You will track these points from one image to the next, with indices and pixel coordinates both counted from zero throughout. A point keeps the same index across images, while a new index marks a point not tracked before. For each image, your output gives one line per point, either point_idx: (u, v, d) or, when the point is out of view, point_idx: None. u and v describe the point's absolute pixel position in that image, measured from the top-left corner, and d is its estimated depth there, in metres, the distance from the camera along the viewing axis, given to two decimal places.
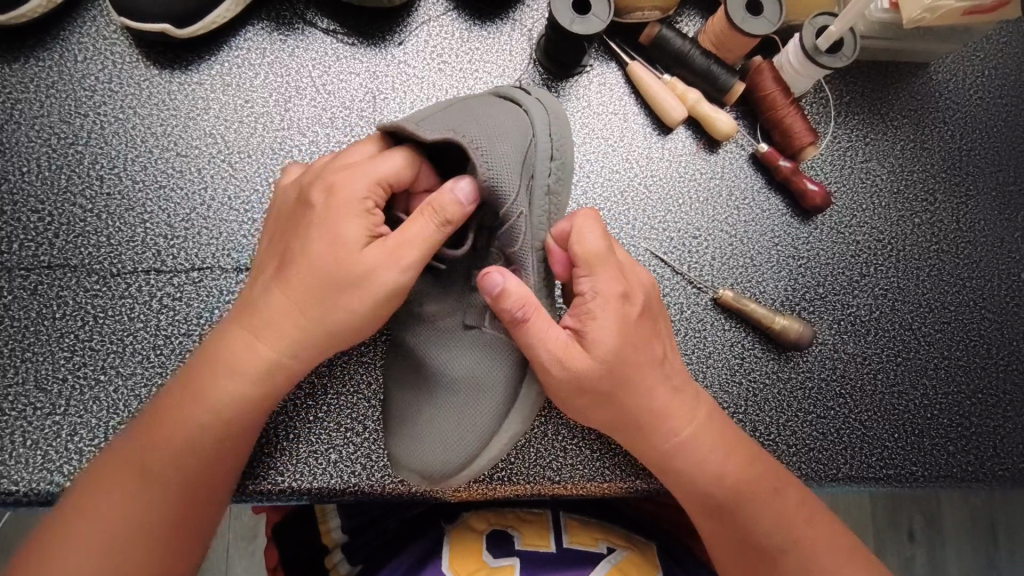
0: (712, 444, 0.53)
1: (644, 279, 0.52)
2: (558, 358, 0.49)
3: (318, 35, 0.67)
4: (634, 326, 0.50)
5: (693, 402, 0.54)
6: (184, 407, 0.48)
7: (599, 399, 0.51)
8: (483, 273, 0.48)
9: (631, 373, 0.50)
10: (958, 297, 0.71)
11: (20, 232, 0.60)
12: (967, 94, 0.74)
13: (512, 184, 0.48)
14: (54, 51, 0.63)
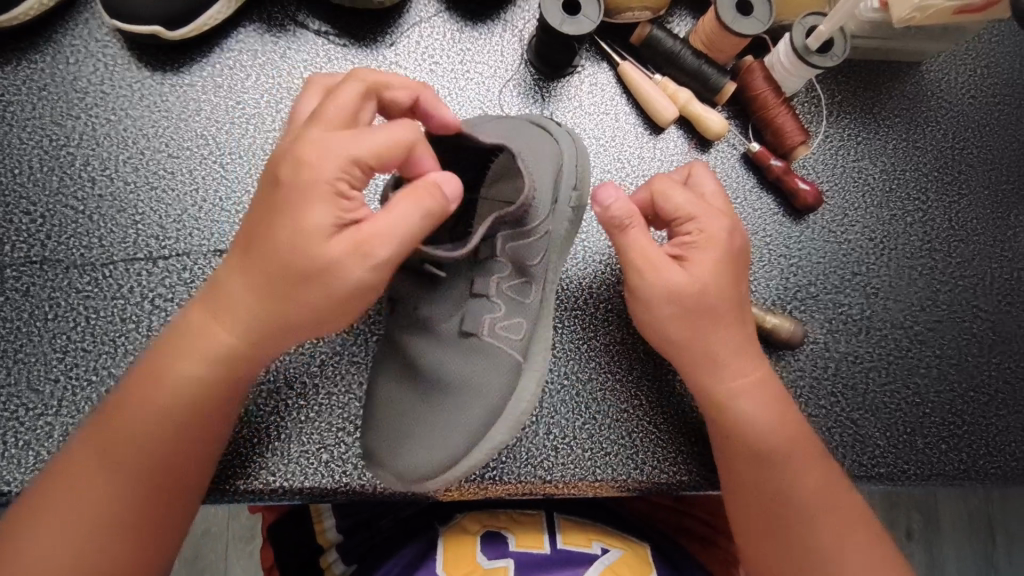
0: (775, 401, 0.55)
1: (747, 239, 0.57)
2: (653, 271, 0.52)
3: (309, 36, 0.68)
4: (731, 266, 0.54)
5: (761, 359, 0.55)
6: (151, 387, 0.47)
7: (680, 321, 0.53)
8: (601, 184, 0.53)
9: (715, 308, 0.53)
10: (950, 295, 0.71)
11: (12, 233, 0.60)
12: (959, 93, 0.74)
13: (542, 210, 0.55)
14: (47, 53, 0.64)
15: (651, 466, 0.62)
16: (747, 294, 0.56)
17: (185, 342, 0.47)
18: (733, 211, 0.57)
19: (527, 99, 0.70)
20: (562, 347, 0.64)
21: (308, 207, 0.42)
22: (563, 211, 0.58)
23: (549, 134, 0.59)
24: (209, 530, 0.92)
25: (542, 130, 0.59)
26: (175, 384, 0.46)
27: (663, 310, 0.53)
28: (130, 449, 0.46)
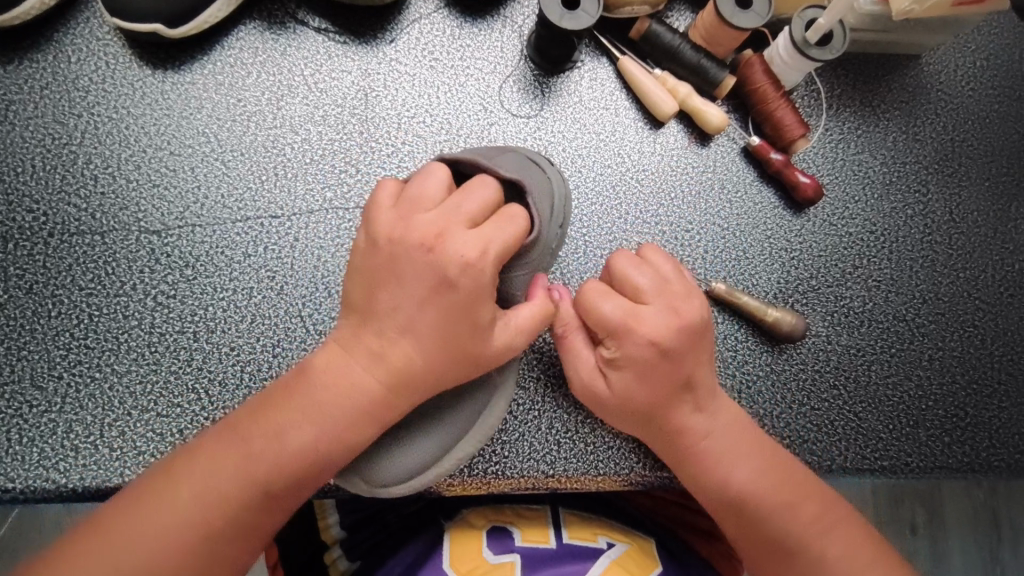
0: (740, 444, 0.56)
1: (684, 325, 0.54)
2: (581, 378, 0.56)
3: (309, 34, 0.68)
4: (656, 370, 0.54)
5: (719, 407, 0.57)
6: (292, 429, 0.47)
7: (631, 428, 0.57)
8: (531, 282, 0.56)
9: (660, 413, 0.55)
10: (952, 288, 0.71)
11: (15, 231, 0.60)
12: (959, 85, 0.74)
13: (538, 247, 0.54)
14: (48, 52, 0.64)
15: (654, 459, 0.62)
16: (694, 376, 0.55)
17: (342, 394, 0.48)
18: (665, 303, 0.55)
19: (527, 95, 0.70)
20: None
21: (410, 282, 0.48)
22: (554, 250, 0.57)
23: (543, 173, 0.57)
24: None
25: (536, 165, 0.57)
26: (332, 449, 0.48)
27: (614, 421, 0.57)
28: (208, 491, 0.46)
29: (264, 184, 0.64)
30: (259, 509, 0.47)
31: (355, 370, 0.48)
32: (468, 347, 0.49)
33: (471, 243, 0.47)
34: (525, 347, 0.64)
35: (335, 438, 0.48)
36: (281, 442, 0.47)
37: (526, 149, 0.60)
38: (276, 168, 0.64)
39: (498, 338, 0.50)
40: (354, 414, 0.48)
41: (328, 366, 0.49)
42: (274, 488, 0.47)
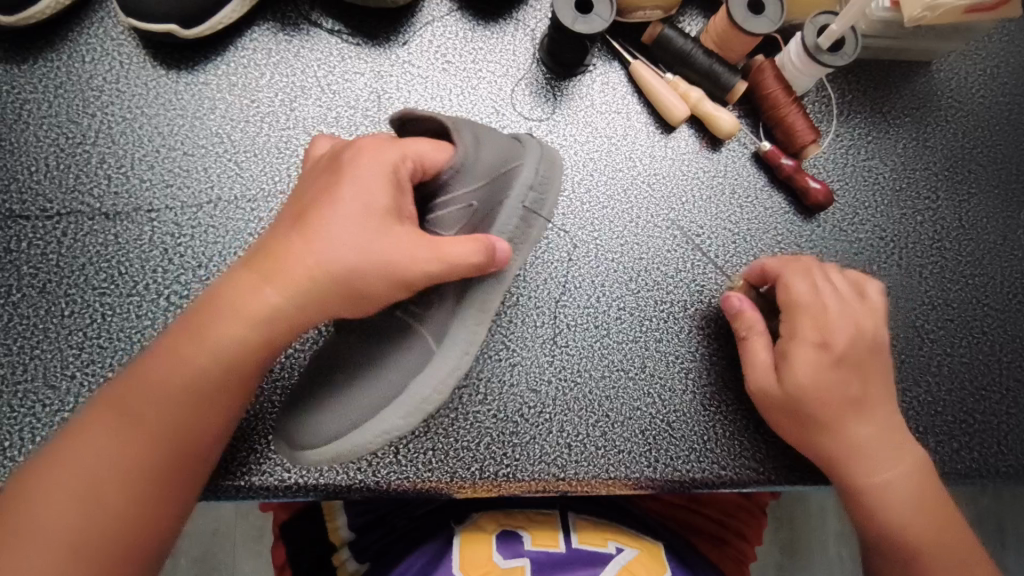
0: (911, 487, 0.58)
1: (872, 333, 0.60)
2: (766, 379, 0.59)
3: (323, 35, 0.68)
4: (842, 368, 0.58)
5: (901, 445, 0.58)
6: (191, 358, 0.48)
7: (800, 430, 0.58)
8: (727, 296, 0.63)
9: (834, 412, 0.57)
10: (961, 294, 0.71)
11: (28, 230, 0.60)
12: (969, 92, 0.75)
13: (468, 182, 0.54)
14: (63, 51, 0.64)
15: (664, 463, 0.62)
16: (867, 386, 0.59)
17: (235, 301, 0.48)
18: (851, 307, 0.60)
19: (538, 98, 0.70)
20: (576, 345, 0.64)
21: (319, 192, 0.50)
22: (513, 208, 0.57)
23: (515, 138, 0.61)
24: (220, 527, 0.95)
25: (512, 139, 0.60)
26: (234, 357, 0.48)
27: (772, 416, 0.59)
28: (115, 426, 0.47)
29: (277, 185, 0.64)
30: (168, 444, 0.48)
31: (253, 289, 0.48)
32: (383, 256, 0.48)
33: (396, 153, 0.50)
34: (536, 350, 0.64)
35: (231, 354, 0.48)
36: (180, 361, 0.48)
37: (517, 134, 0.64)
38: (289, 169, 0.64)
39: (415, 246, 0.49)
40: (252, 320, 0.48)
41: (222, 290, 0.49)
42: (181, 408, 0.48)
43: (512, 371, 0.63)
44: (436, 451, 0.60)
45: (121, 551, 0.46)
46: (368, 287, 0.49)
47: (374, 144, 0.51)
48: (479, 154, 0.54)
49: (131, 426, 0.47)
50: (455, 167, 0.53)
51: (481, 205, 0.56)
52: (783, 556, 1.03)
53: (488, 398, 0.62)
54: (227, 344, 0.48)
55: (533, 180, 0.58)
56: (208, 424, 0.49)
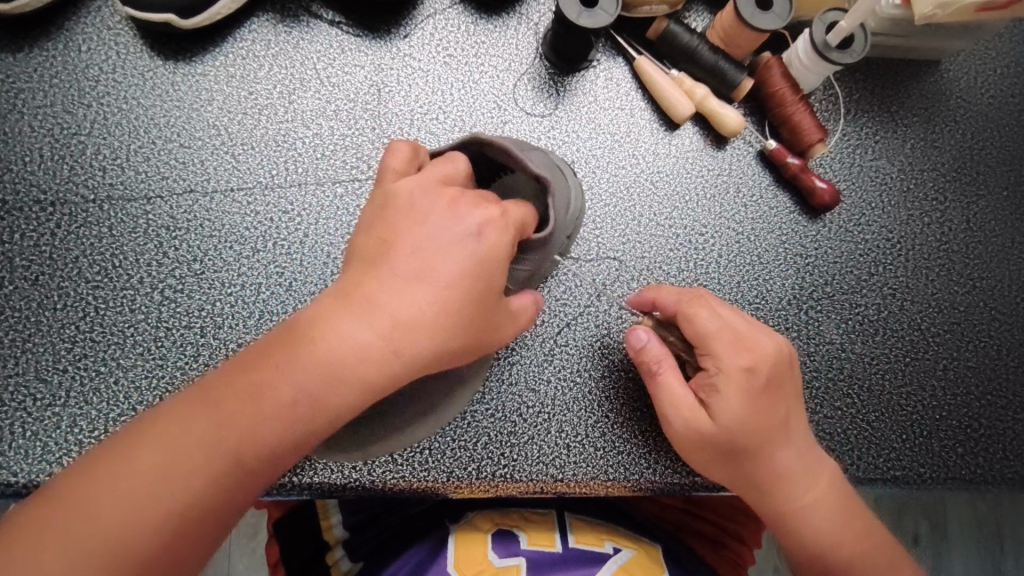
0: (831, 510, 0.57)
1: (778, 358, 0.56)
2: (684, 418, 0.55)
3: (323, 27, 0.67)
4: (760, 398, 0.55)
5: (817, 470, 0.57)
6: (277, 396, 0.43)
7: (716, 462, 0.56)
8: (631, 331, 0.58)
9: (756, 442, 0.55)
10: (968, 297, 0.70)
11: (22, 222, 0.60)
12: (979, 92, 0.73)
13: (545, 251, 0.54)
14: (58, 41, 0.63)
15: (664, 465, 0.61)
16: (786, 413, 0.56)
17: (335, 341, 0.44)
18: (766, 332, 0.57)
19: (541, 93, 0.69)
20: (577, 344, 0.63)
21: (424, 234, 0.46)
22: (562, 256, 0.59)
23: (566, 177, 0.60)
24: None
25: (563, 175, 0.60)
26: (326, 408, 0.44)
27: (699, 454, 0.56)
28: (179, 457, 0.42)
29: (274, 178, 0.63)
30: (237, 496, 0.43)
31: (353, 340, 0.44)
32: (479, 328, 0.47)
33: (512, 217, 0.48)
34: (536, 349, 0.63)
35: (327, 406, 0.44)
36: (269, 399, 0.43)
37: (560, 160, 0.62)
38: (286, 162, 0.63)
39: (504, 321, 0.49)
40: (353, 374, 0.44)
41: (318, 324, 0.45)
42: (263, 454, 0.43)
43: (511, 369, 0.62)
44: (432, 450, 0.59)
45: None
46: (461, 353, 0.47)
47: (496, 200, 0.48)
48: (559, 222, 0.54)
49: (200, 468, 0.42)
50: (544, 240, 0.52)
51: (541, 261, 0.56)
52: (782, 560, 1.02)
53: (486, 397, 0.61)
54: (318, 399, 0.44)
55: (569, 234, 0.59)
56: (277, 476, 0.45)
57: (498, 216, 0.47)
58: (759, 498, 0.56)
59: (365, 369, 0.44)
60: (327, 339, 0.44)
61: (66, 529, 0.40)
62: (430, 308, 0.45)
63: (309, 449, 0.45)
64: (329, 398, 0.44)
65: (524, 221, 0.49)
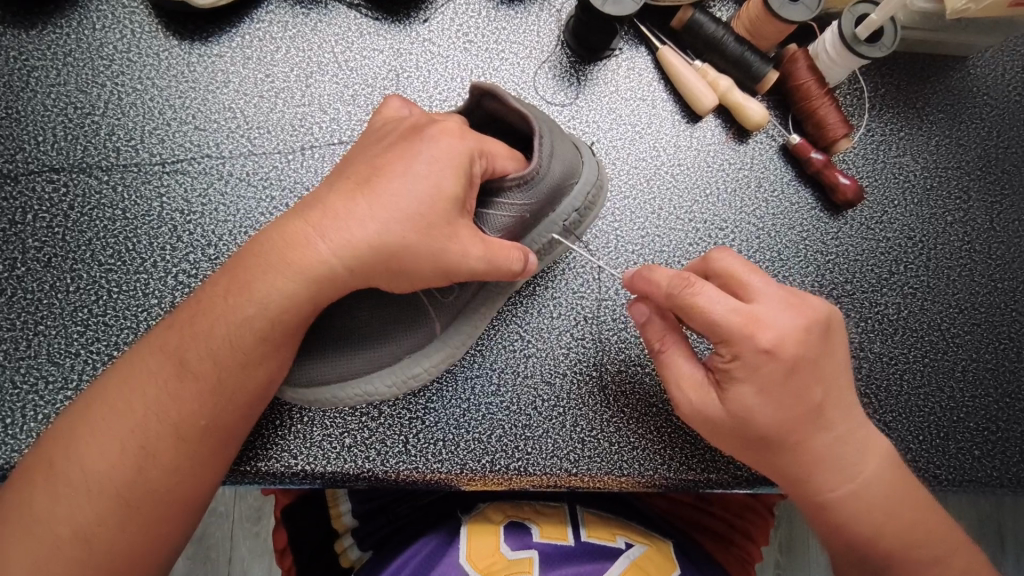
0: (874, 495, 0.53)
1: (805, 337, 0.49)
2: (689, 398, 0.53)
3: (342, 10, 0.66)
4: (780, 385, 0.49)
5: (858, 448, 0.53)
6: (241, 307, 0.47)
7: (739, 447, 0.53)
8: (630, 305, 0.56)
9: (787, 429, 0.51)
10: (989, 298, 0.69)
11: (35, 202, 0.59)
12: (1006, 89, 0.72)
13: (529, 192, 0.51)
14: (72, 17, 0.62)
15: (679, 462, 0.60)
16: (821, 394, 0.51)
17: (293, 252, 0.46)
18: (790, 303, 0.50)
19: (562, 82, 0.68)
20: (593, 338, 0.63)
21: (386, 155, 0.48)
22: (561, 217, 0.57)
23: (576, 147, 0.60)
24: (217, 508, 0.94)
25: (575, 147, 0.59)
26: (290, 310, 0.47)
27: (719, 439, 0.53)
28: (162, 373, 0.46)
29: (290, 163, 0.62)
30: (216, 403, 0.47)
31: (304, 257, 0.46)
32: (438, 242, 0.47)
33: (474, 146, 0.48)
34: (552, 342, 0.62)
35: (284, 307, 0.47)
36: (232, 310, 0.47)
37: (577, 139, 0.62)
38: (302, 148, 0.63)
39: (470, 239, 0.47)
40: (307, 278, 0.46)
41: (281, 240, 0.47)
42: (233, 359, 0.47)
43: (527, 362, 0.61)
44: (447, 441, 0.59)
45: (150, 501, 0.45)
46: (419, 262, 0.47)
47: (456, 130, 0.48)
48: (549, 170, 0.52)
49: (176, 383, 0.46)
50: (523, 180, 0.50)
51: (530, 217, 0.54)
52: (782, 556, 1.01)
53: (501, 389, 0.60)
54: (280, 312, 0.47)
55: (579, 204, 0.58)
56: (250, 393, 0.48)
57: (463, 135, 0.48)
58: (794, 483, 0.53)
59: (319, 271, 0.46)
60: (283, 248, 0.47)
61: (71, 446, 0.45)
62: (382, 214, 0.46)
63: (276, 349, 0.48)
64: (290, 302, 0.47)
65: (486, 148, 0.49)
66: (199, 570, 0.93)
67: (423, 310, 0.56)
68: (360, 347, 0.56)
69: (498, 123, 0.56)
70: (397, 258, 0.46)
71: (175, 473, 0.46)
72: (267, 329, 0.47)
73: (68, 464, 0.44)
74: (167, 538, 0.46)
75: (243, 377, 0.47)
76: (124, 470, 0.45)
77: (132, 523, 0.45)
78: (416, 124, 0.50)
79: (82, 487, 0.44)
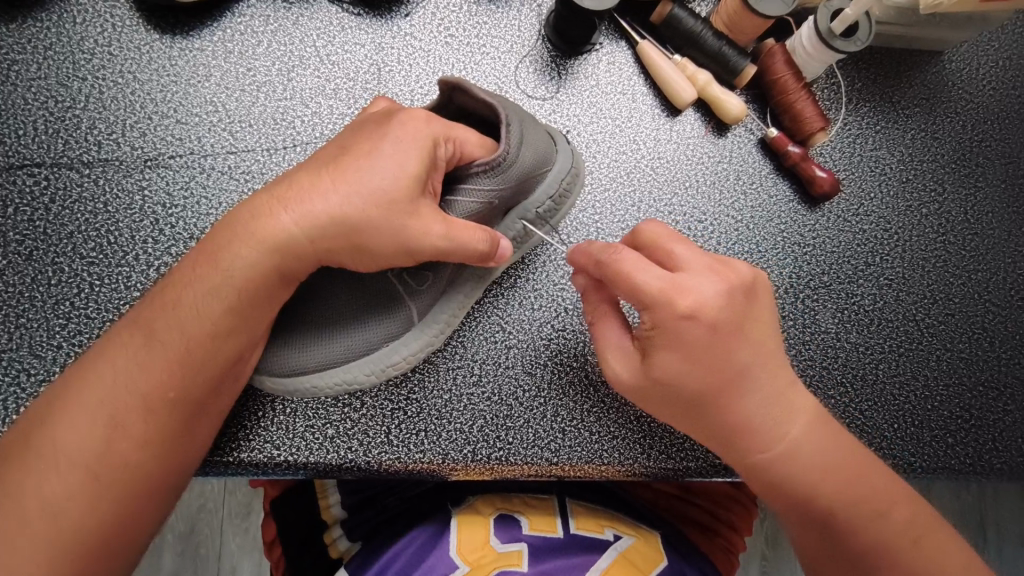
0: (814, 461, 0.53)
1: (723, 302, 0.50)
2: (621, 367, 0.54)
3: (324, 4, 0.66)
4: (702, 350, 0.50)
5: (791, 414, 0.53)
6: (210, 281, 0.47)
7: (671, 415, 0.54)
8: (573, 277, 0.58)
9: (712, 395, 0.51)
10: (963, 289, 0.70)
11: (16, 196, 0.59)
12: (980, 84, 0.73)
13: (496, 179, 0.52)
14: (52, 11, 0.62)
15: (658, 450, 0.61)
16: (745, 360, 0.51)
17: (260, 227, 0.47)
18: (714, 271, 0.51)
19: (542, 76, 0.68)
20: (574, 328, 0.63)
21: (356, 139, 0.49)
22: (534, 205, 0.58)
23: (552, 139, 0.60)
24: (206, 503, 0.95)
25: (549, 137, 0.60)
26: (258, 284, 0.48)
27: (653, 407, 0.54)
28: (132, 348, 0.47)
29: (273, 156, 0.62)
30: (185, 376, 0.47)
31: (270, 232, 0.47)
32: (401, 221, 0.47)
33: (441, 132, 0.49)
34: (533, 333, 0.63)
35: (252, 281, 0.47)
36: (202, 286, 0.48)
37: (555, 130, 0.63)
38: (284, 141, 0.63)
39: (432, 219, 0.48)
40: (274, 252, 0.47)
41: (250, 217, 0.48)
42: (203, 331, 0.48)
43: (508, 353, 0.62)
44: (428, 432, 0.59)
45: (122, 475, 0.46)
46: (379, 237, 0.47)
47: (424, 116, 0.49)
48: (518, 156, 0.52)
49: (144, 356, 0.47)
50: (490, 166, 0.50)
51: (498, 204, 0.54)
52: (768, 548, 1.03)
53: (482, 380, 0.61)
54: (249, 287, 0.48)
55: (553, 193, 0.59)
56: (219, 367, 0.49)
57: (431, 122, 0.49)
58: (727, 450, 0.54)
59: (285, 244, 0.47)
60: (250, 224, 0.47)
61: (47, 421, 0.46)
62: (345, 188, 0.46)
63: (246, 323, 0.49)
64: (257, 275, 0.47)
65: (453, 135, 0.50)
66: (188, 564, 0.93)
67: (401, 302, 0.57)
68: (340, 336, 0.57)
69: (474, 117, 0.56)
70: (361, 238, 0.47)
71: (146, 447, 0.46)
72: (236, 303, 0.48)
73: (42, 440, 0.45)
74: (142, 512, 0.47)
75: (213, 350, 0.48)
76: (96, 444, 0.45)
77: (100, 497, 0.45)
78: (388, 112, 0.51)
79: (53, 459, 0.45)
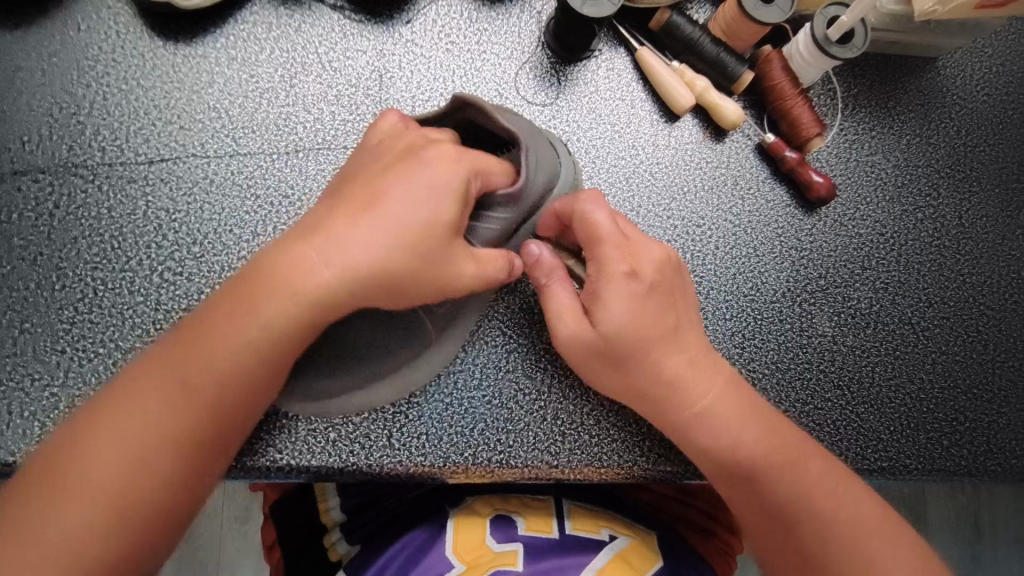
0: (746, 421, 0.55)
1: (656, 261, 0.55)
2: (566, 326, 0.55)
3: (325, 11, 0.66)
4: (639, 299, 0.54)
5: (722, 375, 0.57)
6: (244, 317, 0.48)
7: (607, 371, 0.56)
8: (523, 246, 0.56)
9: (645, 345, 0.54)
10: (958, 293, 0.71)
11: (20, 201, 0.59)
12: (975, 90, 0.74)
13: (516, 208, 0.54)
14: (57, 18, 0.62)
15: (658, 453, 0.62)
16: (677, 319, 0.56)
17: (296, 267, 0.48)
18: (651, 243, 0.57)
19: (542, 82, 0.69)
20: None
21: (385, 174, 0.50)
22: None
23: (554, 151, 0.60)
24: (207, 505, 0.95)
25: (552, 148, 0.60)
26: (290, 322, 0.49)
27: (590, 365, 0.56)
28: (164, 381, 0.48)
29: (275, 162, 0.63)
30: (215, 411, 0.48)
31: (307, 273, 0.48)
32: (433, 263, 0.49)
33: (467, 165, 0.50)
34: (533, 337, 0.63)
35: (285, 320, 0.48)
36: (235, 321, 0.48)
37: (553, 137, 0.64)
38: (286, 146, 0.63)
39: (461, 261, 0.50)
40: (309, 293, 0.48)
41: (285, 256, 0.49)
42: (234, 367, 0.48)
43: (508, 357, 0.63)
44: (429, 435, 0.60)
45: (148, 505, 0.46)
46: (412, 280, 0.50)
47: (453, 153, 0.50)
48: (535, 183, 0.54)
49: (177, 390, 0.48)
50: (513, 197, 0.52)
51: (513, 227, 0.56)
52: None
53: (483, 384, 0.62)
54: (282, 326, 0.48)
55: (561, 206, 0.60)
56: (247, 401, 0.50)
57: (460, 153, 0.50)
58: (661, 407, 0.56)
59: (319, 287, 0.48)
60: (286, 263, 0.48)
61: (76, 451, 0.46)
62: (381, 233, 0.48)
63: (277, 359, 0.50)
64: (290, 312, 0.48)
65: (482, 167, 0.51)
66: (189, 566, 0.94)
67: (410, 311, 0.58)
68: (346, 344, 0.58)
69: (475, 128, 0.56)
70: (393, 279, 0.49)
71: (174, 479, 0.47)
72: (268, 341, 0.49)
73: (69, 470, 0.45)
74: (163, 539, 0.48)
75: (244, 386, 0.49)
76: (124, 476, 0.46)
77: (125, 527, 0.46)
78: (413, 144, 0.52)
79: (81, 490, 0.45)
